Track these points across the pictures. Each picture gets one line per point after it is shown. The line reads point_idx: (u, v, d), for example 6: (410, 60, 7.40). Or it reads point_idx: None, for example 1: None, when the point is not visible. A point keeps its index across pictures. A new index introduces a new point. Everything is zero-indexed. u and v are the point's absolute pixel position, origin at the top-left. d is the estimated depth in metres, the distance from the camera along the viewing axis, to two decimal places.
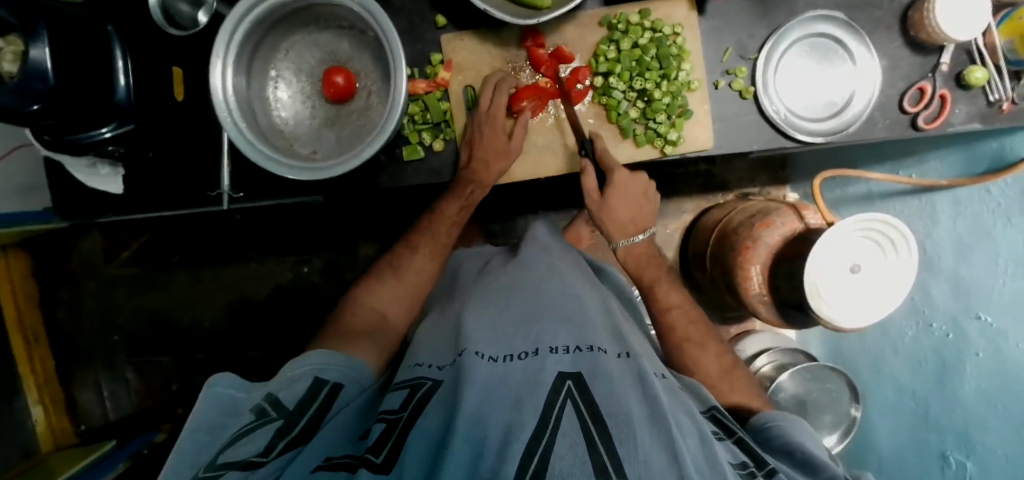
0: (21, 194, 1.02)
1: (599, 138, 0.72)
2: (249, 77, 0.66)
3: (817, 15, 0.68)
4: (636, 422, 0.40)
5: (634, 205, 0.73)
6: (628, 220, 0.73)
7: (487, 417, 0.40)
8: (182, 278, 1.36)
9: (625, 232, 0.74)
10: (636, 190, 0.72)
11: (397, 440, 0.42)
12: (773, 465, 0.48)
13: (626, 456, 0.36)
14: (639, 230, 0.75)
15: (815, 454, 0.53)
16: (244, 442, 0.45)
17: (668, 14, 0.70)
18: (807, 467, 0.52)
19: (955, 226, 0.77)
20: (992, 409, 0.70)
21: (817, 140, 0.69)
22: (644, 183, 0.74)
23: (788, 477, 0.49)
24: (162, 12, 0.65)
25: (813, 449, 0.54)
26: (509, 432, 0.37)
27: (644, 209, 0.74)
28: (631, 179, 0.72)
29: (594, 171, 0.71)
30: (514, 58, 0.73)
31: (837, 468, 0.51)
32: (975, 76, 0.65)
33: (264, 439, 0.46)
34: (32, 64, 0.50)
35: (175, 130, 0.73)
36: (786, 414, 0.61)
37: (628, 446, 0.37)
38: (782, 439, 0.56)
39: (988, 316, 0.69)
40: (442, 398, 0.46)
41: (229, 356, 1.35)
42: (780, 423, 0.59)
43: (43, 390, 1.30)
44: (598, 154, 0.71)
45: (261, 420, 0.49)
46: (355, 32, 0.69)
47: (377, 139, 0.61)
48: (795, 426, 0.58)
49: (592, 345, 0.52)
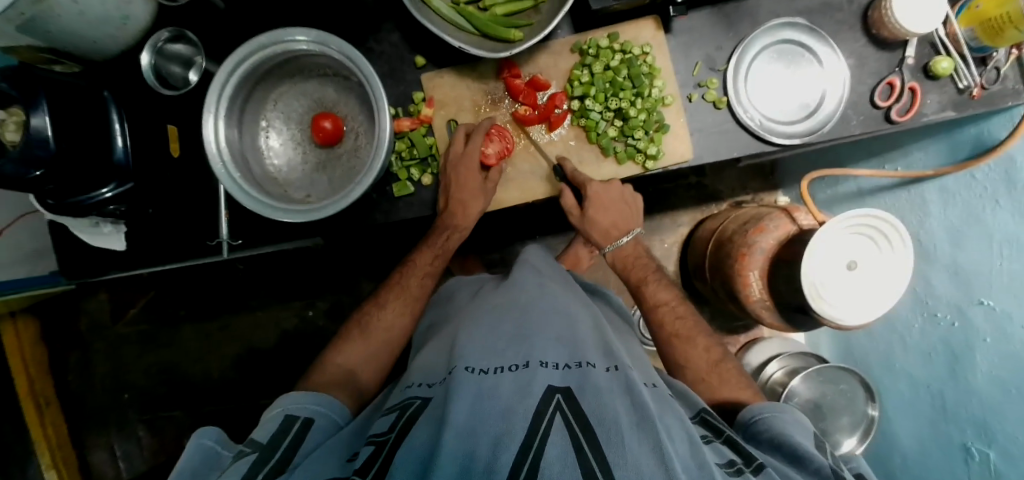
0: (28, 260, 1.05)
1: (568, 161, 0.75)
2: (241, 129, 0.69)
3: (780, 23, 0.71)
4: (625, 429, 0.41)
5: (616, 211, 0.78)
6: (609, 226, 0.79)
7: (477, 430, 0.41)
8: (190, 331, 1.37)
9: (611, 236, 0.81)
10: (616, 197, 0.77)
11: (385, 460, 0.43)
12: (761, 461, 0.47)
13: (614, 461, 0.38)
14: (624, 231, 0.81)
15: (801, 446, 0.51)
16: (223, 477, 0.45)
17: (636, 35, 0.73)
18: (794, 458, 0.50)
19: (946, 214, 0.78)
20: (1006, 393, 0.67)
21: (795, 141, 0.70)
22: (623, 187, 0.78)
23: (779, 472, 0.48)
24: (154, 75, 0.70)
25: (800, 439, 0.52)
26: (498, 446, 0.39)
27: (628, 212, 0.79)
28: (607, 189, 0.75)
29: (570, 191, 0.76)
30: (492, 90, 0.76)
31: (823, 459, 0.49)
32: (941, 66, 0.67)
33: (244, 470, 0.46)
34: (34, 133, 0.52)
35: (177, 187, 0.75)
36: (776, 405, 0.59)
37: (616, 452, 0.38)
38: (770, 432, 0.55)
39: (990, 301, 0.68)
40: (430, 415, 0.46)
41: (239, 406, 1.34)
42: (768, 415, 0.58)
43: (56, 455, 1.30)
44: (570, 175, 0.75)
45: (238, 457, 0.48)
46: (339, 79, 0.73)
47: (367, 177, 0.62)
48: (784, 417, 0.57)
49: (581, 361, 0.53)
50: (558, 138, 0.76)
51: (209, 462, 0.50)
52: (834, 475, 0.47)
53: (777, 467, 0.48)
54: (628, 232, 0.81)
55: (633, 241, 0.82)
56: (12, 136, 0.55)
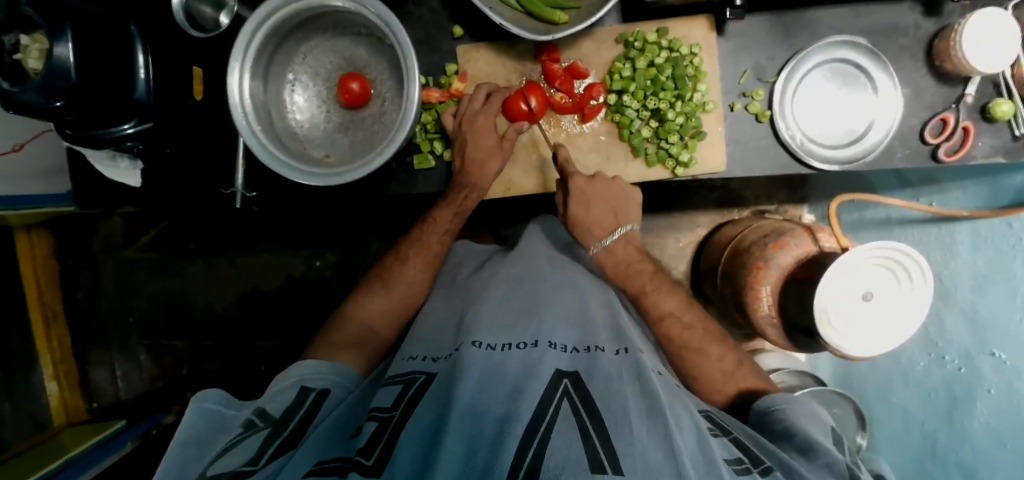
0: (45, 177, 1.05)
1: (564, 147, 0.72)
2: (266, 82, 0.67)
3: (840, 40, 0.67)
4: (633, 417, 0.41)
5: (603, 208, 0.73)
6: (597, 222, 0.73)
7: (482, 414, 0.40)
8: (198, 265, 1.38)
9: (596, 238, 0.75)
10: (605, 193, 0.72)
11: (390, 438, 0.43)
12: (768, 462, 0.45)
13: (621, 452, 0.36)
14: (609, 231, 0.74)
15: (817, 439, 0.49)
16: (236, 450, 0.46)
17: (686, 33, 0.70)
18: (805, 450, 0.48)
19: (975, 259, 0.75)
20: (1000, 449, 0.70)
21: (834, 168, 0.68)
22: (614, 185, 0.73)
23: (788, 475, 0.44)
24: (186, 15, 0.67)
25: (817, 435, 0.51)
26: (505, 424, 0.39)
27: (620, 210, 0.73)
28: (589, 185, 0.71)
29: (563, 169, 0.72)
30: (527, 72, 0.73)
31: (838, 455, 0.47)
32: (1000, 110, 0.63)
33: (256, 446, 0.47)
34: (56, 62, 0.51)
35: (194, 130, 0.73)
36: (793, 397, 0.58)
37: (623, 441, 0.37)
38: (783, 423, 0.53)
39: (1002, 353, 0.69)
40: (436, 393, 0.46)
41: (238, 344, 1.37)
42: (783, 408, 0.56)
43: (59, 366, 1.37)
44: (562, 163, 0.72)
45: (251, 430, 0.49)
46: (372, 40, 0.70)
47: (390, 146, 0.60)
48: (799, 410, 0.55)
49: (591, 345, 0.53)
50: (588, 131, 0.74)
51: (214, 423, 0.52)
52: (848, 473, 0.45)
53: (784, 469, 0.44)
54: (620, 228, 0.74)
55: (623, 240, 0.74)
56: (35, 64, 0.54)
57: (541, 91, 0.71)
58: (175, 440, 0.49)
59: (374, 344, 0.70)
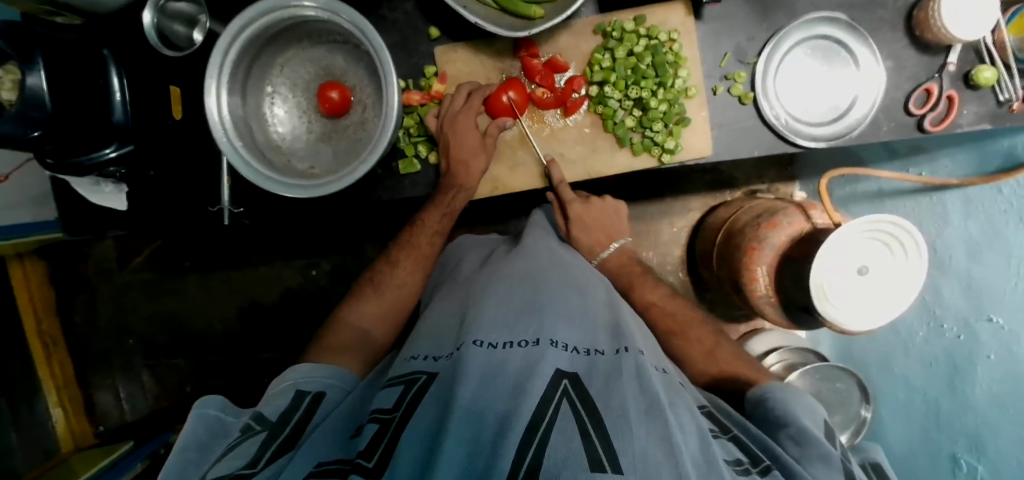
0: (32, 206, 1.05)
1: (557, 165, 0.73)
2: (244, 96, 0.66)
3: (818, 17, 0.67)
4: (633, 418, 0.40)
5: (597, 224, 0.81)
6: (600, 232, 0.81)
7: (482, 413, 0.40)
8: (195, 283, 1.38)
9: (595, 252, 0.82)
10: (600, 214, 0.81)
11: (390, 440, 0.43)
12: (767, 461, 0.46)
13: (620, 450, 0.36)
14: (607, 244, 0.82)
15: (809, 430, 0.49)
16: (233, 455, 0.46)
17: (663, 20, 0.69)
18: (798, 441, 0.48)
19: (966, 226, 0.75)
20: (1003, 415, 0.69)
21: (820, 145, 0.67)
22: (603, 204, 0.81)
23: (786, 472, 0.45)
24: (157, 34, 0.67)
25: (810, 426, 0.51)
26: (504, 423, 0.39)
27: (611, 225, 0.82)
28: (586, 208, 0.78)
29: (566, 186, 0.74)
30: (507, 68, 0.73)
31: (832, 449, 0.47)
32: (984, 76, 0.63)
33: (253, 450, 0.47)
34: (30, 92, 0.50)
35: (175, 148, 0.72)
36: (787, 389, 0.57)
37: (623, 440, 0.38)
38: (781, 412, 0.53)
39: (999, 318, 0.69)
40: (438, 390, 0.46)
41: (240, 358, 1.37)
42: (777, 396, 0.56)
43: (62, 392, 1.35)
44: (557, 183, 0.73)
45: (247, 434, 0.49)
46: (349, 47, 0.69)
47: (373, 153, 0.60)
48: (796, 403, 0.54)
49: (592, 349, 0.53)
50: (573, 124, 0.73)
51: (214, 430, 0.52)
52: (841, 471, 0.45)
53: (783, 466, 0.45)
54: (615, 242, 0.82)
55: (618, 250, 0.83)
56: (8, 95, 0.54)
57: (521, 86, 0.71)
58: (177, 446, 0.49)
59: (371, 347, 0.70)
